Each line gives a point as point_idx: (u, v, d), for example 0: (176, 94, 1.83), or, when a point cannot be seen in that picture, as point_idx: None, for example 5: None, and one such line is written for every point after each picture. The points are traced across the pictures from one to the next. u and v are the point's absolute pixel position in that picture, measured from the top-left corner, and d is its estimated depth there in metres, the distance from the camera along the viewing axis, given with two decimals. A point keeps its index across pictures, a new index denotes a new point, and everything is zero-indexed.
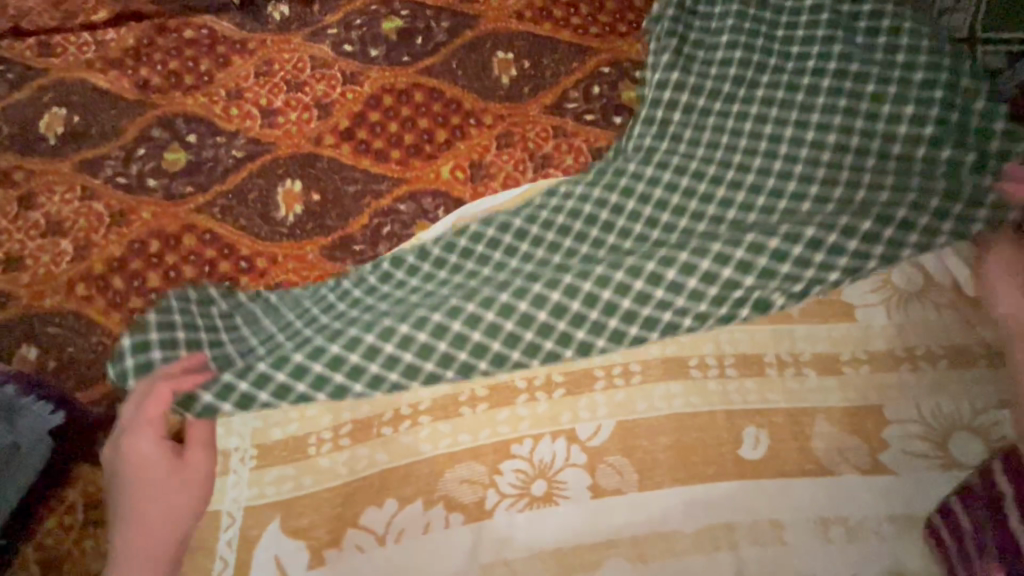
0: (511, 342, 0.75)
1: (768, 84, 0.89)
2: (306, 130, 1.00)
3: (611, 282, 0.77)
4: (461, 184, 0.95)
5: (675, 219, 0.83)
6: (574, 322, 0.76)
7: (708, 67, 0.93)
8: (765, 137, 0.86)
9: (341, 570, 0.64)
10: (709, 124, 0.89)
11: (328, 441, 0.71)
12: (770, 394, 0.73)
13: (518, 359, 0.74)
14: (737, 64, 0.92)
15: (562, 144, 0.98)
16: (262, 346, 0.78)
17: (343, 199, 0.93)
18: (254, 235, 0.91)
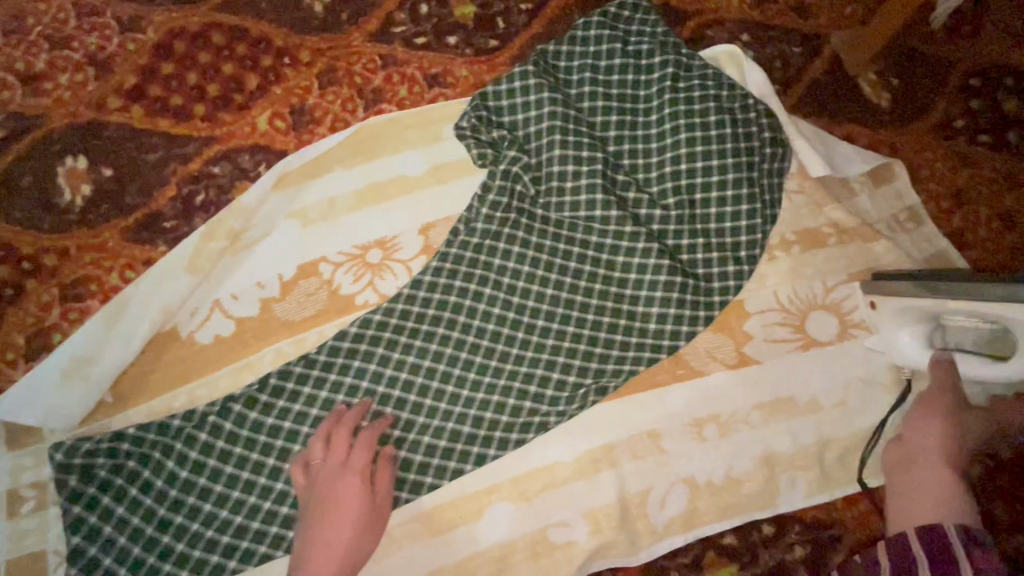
0: (402, 402, 0.71)
1: (620, 111, 0.82)
2: (83, 94, 0.82)
3: (497, 349, 0.73)
4: (282, 135, 0.83)
5: (552, 243, 0.78)
6: (463, 402, 0.71)
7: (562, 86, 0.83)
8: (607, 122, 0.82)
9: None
10: (557, 138, 0.79)
11: (185, 449, 0.68)
12: (655, 314, 0.77)
13: (416, 404, 0.71)
14: (588, 84, 0.83)
15: (393, 74, 0.87)
16: (80, 357, 0.69)
17: (143, 171, 0.80)
18: (36, 227, 0.76)
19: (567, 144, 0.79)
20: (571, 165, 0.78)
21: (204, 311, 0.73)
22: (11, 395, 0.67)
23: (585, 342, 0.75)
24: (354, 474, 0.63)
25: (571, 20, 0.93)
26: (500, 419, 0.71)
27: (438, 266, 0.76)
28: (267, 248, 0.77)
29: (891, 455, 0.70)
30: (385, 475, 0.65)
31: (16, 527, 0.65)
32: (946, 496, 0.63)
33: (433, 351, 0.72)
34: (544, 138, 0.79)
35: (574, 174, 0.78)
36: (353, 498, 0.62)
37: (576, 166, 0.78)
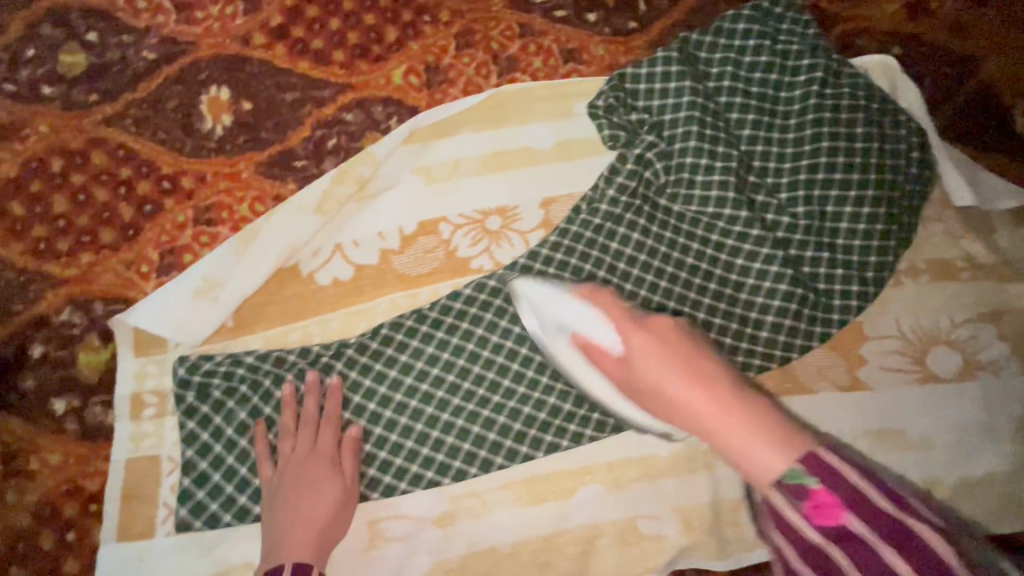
0: (504, 370, 0.70)
1: (759, 111, 0.80)
2: (231, 27, 0.84)
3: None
4: (415, 91, 0.83)
5: (672, 236, 0.77)
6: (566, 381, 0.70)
7: (702, 77, 0.81)
8: (744, 120, 0.80)
9: None
10: (694, 130, 0.77)
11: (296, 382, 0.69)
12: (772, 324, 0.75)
13: (518, 374, 0.70)
14: (731, 79, 0.81)
15: (530, 44, 0.86)
16: (212, 279, 0.72)
17: (279, 109, 0.81)
18: (177, 150, 0.79)
19: (703, 138, 0.77)
20: (706, 159, 0.77)
21: (326, 253, 0.75)
22: (147, 305, 0.71)
23: (691, 336, 0.75)
24: (320, 460, 0.65)
25: (714, 9, 0.90)
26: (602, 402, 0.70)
27: (551, 240, 0.76)
28: (391, 200, 0.77)
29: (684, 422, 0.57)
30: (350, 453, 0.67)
31: (137, 429, 0.68)
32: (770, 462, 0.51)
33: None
34: (680, 127, 0.78)
35: (706, 169, 0.77)
36: (326, 480, 0.65)
37: (711, 160, 0.77)
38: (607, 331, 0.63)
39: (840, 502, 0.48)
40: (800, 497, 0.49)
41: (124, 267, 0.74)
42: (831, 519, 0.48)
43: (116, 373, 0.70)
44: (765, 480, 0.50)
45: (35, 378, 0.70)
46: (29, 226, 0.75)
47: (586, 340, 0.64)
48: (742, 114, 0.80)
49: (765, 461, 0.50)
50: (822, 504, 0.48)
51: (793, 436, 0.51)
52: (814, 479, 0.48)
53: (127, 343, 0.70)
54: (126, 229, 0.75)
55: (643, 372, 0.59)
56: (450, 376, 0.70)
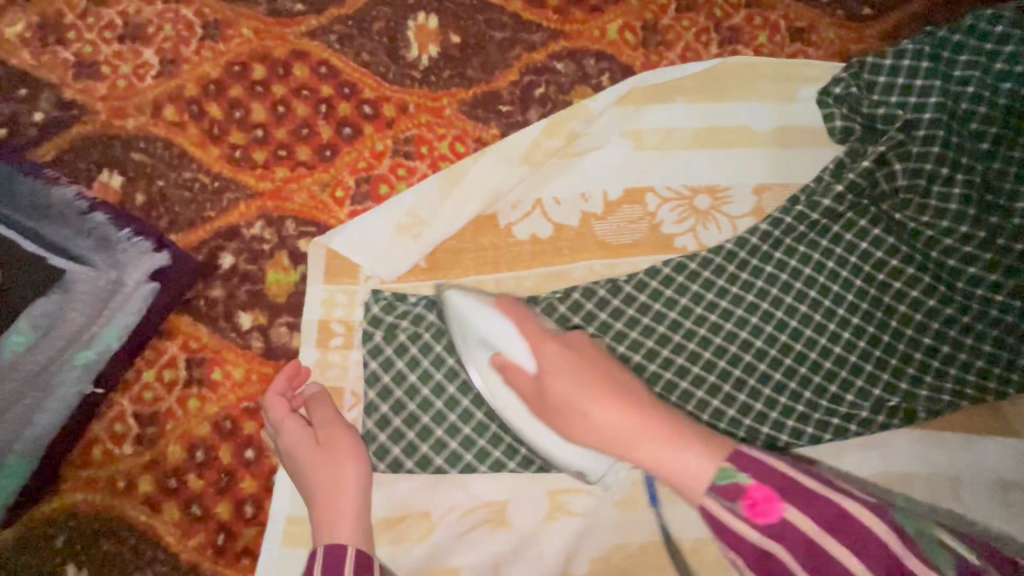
0: (694, 356, 0.68)
1: (1009, 125, 0.73)
2: None
3: (805, 335, 0.69)
4: (630, 49, 0.78)
5: (892, 244, 0.71)
6: (759, 376, 0.68)
7: (948, 77, 0.75)
8: (989, 132, 0.73)
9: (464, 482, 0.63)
10: (941, 134, 0.70)
11: None
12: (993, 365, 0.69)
13: (708, 363, 0.68)
14: (981, 84, 0.74)
15: (756, 16, 0.80)
16: (415, 216, 0.68)
17: (489, 47, 0.77)
18: (381, 75, 0.75)
19: (948, 146, 0.70)
20: (947, 169, 0.70)
21: (526, 206, 0.71)
22: (344, 231, 0.68)
23: (898, 353, 0.69)
24: (298, 436, 0.61)
25: (957, 7, 0.82)
26: (788, 385, 0.68)
27: (760, 228, 0.71)
28: (597, 161, 0.73)
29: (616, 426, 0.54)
30: (328, 412, 0.62)
31: (323, 357, 0.66)
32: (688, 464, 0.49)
33: (738, 317, 0.69)
34: (924, 129, 0.71)
35: (944, 180, 0.70)
36: (315, 458, 0.60)
37: (954, 170, 0.70)
38: (524, 347, 0.59)
39: (773, 494, 0.45)
40: (737, 499, 0.46)
41: (318, 189, 0.71)
42: (772, 515, 0.44)
43: (304, 298, 0.68)
44: (696, 486, 0.48)
45: (224, 288, 0.68)
46: (226, 132, 0.73)
47: (502, 358, 0.60)
48: (987, 125, 0.73)
49: (695, 470, 0.49)
50: (760, 502, 0.45)
51: (707, 442, 0.50)
52: (747, 474, 0.46)
53: (320, 267, 0.68)
54: (323, 149, 0.72)
55: (558, 387, 0.56)
56: (636, 356, 0.67)
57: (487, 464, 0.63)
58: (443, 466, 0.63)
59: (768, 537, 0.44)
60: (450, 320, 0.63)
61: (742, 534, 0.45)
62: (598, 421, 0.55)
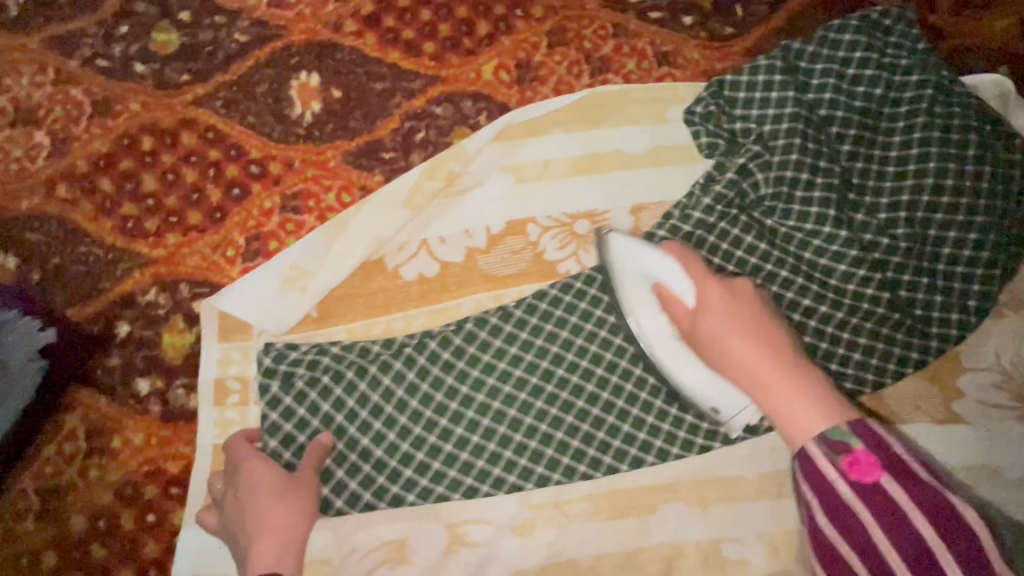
0: (588, 373, 0.69)
1: (861, 127, 0.78)
2: (322, 13, 0.83)
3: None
4: (505, 87, 0.82)
5: (764, 249, 0.74)
6: (650, 388, 0.69)
7: (803, 86, 0.79)
8: (845, 135, 0.78)
9: (370, 514, 0.65)
10: (797, 142, 0.75)
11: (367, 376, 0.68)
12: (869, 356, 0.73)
13: (601, 379, 0.69)
14: (833, 92, 0.79)
15: (623, 45, 0.84)
16: (300, 268, 0.71)
17: (369, 98, 0.80)
18: (266, 135, 0.78)
19: (804, 153, 0.75)
20: (807, 173, 0.75)
21: (412, 248, 0.74)
22: (232, 290, 0.70)
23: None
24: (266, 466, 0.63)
25: (815, 18, 0.87)
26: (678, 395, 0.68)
27: (641, 243, 0.73)
28: (479, 197, 0.76)
29: (746, 362, 0.55)
30: (314, 457, 0.64)
31: (221, 415, 0.68)
32: (793, 402, 0.52)
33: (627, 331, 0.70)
34: (782, 139, 0.75)
35: (805, 184, 0.74)
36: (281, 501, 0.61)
37: (814, 174, 0.75)
38: (684, 277, 0.59)
39: (879, 463, 0.48)
40: (840, 451, 0.49)
41: (210, 251, 0.74)
42: (869, 477, 0.48)
43: (199, 357, 0.70)
44: (795, 434, 0.52)
45: (121, 356, 0.70)
46: (118, 203, 0.75)
47: (663, 286, 0.61)
48: (843, 129, 0.78)
49: (808, 424, 0.51)
50: (860, 462, 0.48)
51: (840, 405, 0.51)
52: (857, 438, 0.49)
53: (212, 327, 0.70)
54: (213, 211, 0.75)
55: (707, 326, 0.57)
56: (531, 380, 0.69)
57: (387, 501, 0.66)
58: (344, 507, 0.65)
59: (852, 492, 0.49)
60: (609, 258, 0.65)
61: (832, 484, 0.49)
62: (730, 356, 0.56)
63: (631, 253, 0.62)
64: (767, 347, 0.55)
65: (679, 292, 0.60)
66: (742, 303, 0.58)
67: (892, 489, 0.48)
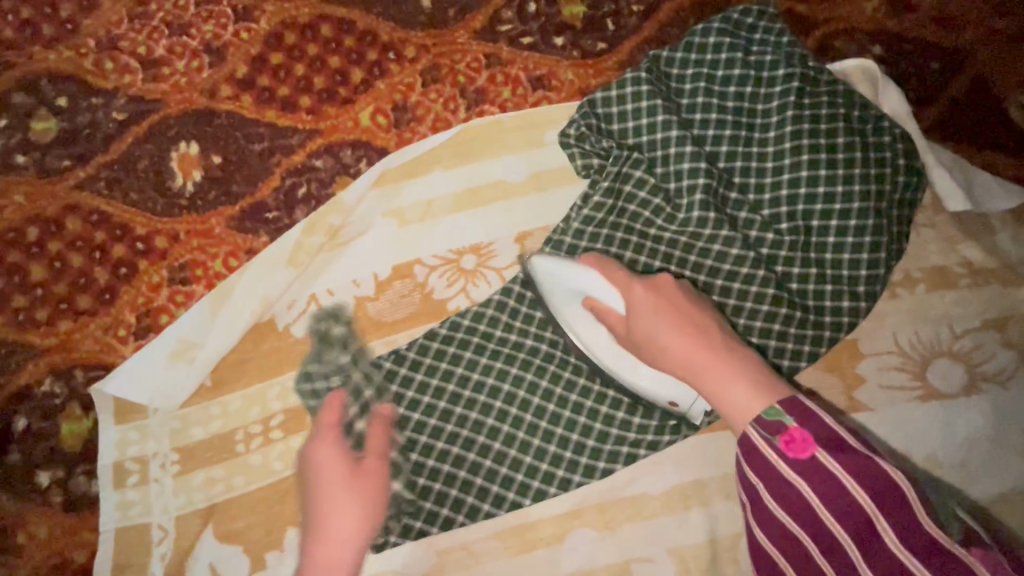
0: (488, 409, 0.69)
1: (736, 124, 0.77)
2: (198, 81, 0.84)
3: (586, 367, 0.70)
4: (383, 131, 0.83)
5: (647, 260, 0.75)
6: (550, 415, 0.69)
7: (676, 92, 0.79)
8: (721, 136, 0.77)
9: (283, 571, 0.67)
10: (669, 150, 0.75)
11: (257, 437, 0.70)
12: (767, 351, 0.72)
13: (502, 412, 0.69)
14: (706, 93, 0.78)
15: (497, 75, 0.85)
16: (187, 341, 0.72)
17: (249, 160, 0.81)
18: (149, 210, 0.79)
19: (681, 160, 0.75)
20: (685, 181, 0.75)
21: (301, 304, 0.74)
22: (123, 372, 0.71)
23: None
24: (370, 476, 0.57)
25: (684, 24, 0.88)
26: (579, 420, 0.69)
27: (526, 271, 0.73)
28: (364, 244, 0.76)
29: (680, 360, 0.58)
30: (383, 444, 0.61)
31: (122, 498, 0.68)
32: (743, 389, 0.54)
33: (523, 360, 0.70)
34: (657, 149, 0.76)
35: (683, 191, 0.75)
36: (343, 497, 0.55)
37: (687, 180, 0.75)
38: (609, 290, 0.62)
39: (813, 440, 0.49)
40: (777, 432, 0.51)
41: (103, 332, 0.74)
42: (804, 453, 0.49)
43: (98, 441, 0.70)
44: (741, 418, 0.53)
45: (20, 451, 0.70)
46: (8, 298, 0.76)
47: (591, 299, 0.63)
48: (719, 129, 0.77)
49: (743, 401, 0.53)
50: (796, 439, 0.50)
51: (764, 379, 0.54)
52: (791, 417, 0.50)
53: (108, 411, 0.70)
54: (102, 293, 0.76)
55: (643, 328, 0.60)
56: (432, 421, 0.69)
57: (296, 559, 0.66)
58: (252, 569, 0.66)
59: (795, 471, 0.50)
60: (536, 280, 0.67)
61: (775, 463, 0.50)
62: (666, 355, 0.59)
63: (548, 276, 0.65)
64: (699, 336, 0.58)
65: (611, 300, 0.62)
66: (667, 296, 0.60)
67: (826, 466, 0.49)
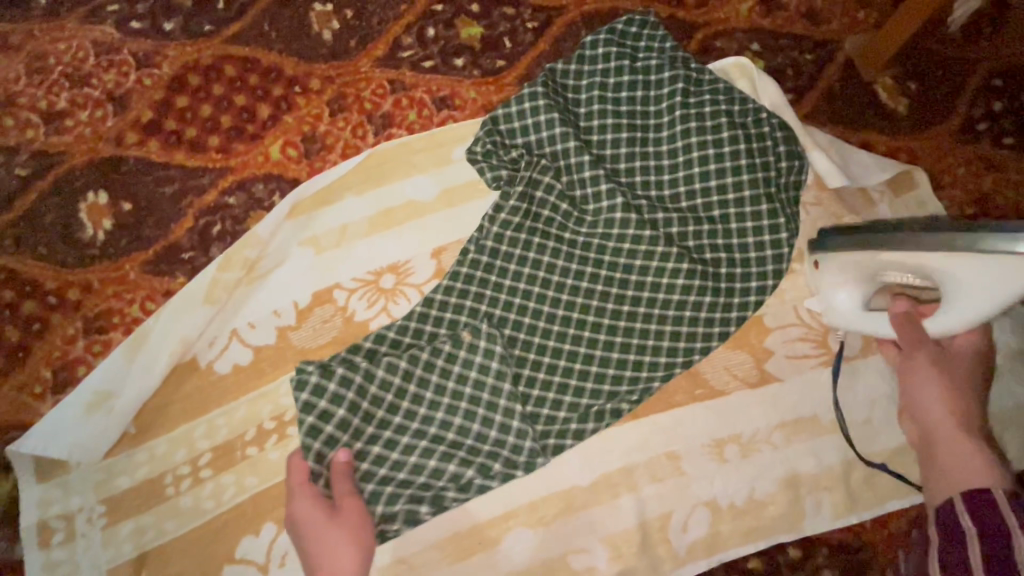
0: (420, 421, 0.70)
1: (631, 129, 0.81)
2: (102, 130, 0.84)
3: (513, 369, 0.72)
4: (295, 163, 0.85)
5: (565, 264, 0.76)
6: (477, 414, 0.70)
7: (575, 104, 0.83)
8: (619, 142, 0.81)
9: None
10: (570, 161, 0.79)
11: (186, 479, 0.69)
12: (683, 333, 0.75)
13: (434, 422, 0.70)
14: (601, 103, 0.82)
15: (402, 99, 0.88)
16: (105, 390, 0.71)
17: (161, 203, 0.82)
18: (59, 262, 0.78)
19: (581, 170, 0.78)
20: (590, 188, 0.78)
21: (222, 340, 0.74)
22: (38, 430, 0.69)
23: (596, 358, 0.73)
24: (308, 501, 0.62)
25: (577, 36, 0.92)
26: (509, 421, 0.70)
27: (446, 283, 0.75)
28: (281, 276, 0.77)
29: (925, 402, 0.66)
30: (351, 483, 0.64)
31: (47, 558, 0.67)
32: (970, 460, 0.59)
33: (453, 368, 0.71)
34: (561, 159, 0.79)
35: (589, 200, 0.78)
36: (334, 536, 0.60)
37: (589, 188, 0.78)
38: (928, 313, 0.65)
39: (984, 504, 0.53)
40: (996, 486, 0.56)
41: (17, 391, 0.73)
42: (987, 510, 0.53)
43: (18, 503, 0.68)
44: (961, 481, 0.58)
45: None
46: None
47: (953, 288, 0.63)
48: (617, 136, 0.81)
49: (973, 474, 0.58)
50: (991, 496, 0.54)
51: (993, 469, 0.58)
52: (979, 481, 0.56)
53: (26, 471, 0.69)
54: (14, 351, 0.74)
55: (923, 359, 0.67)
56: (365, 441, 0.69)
57: None
58: None
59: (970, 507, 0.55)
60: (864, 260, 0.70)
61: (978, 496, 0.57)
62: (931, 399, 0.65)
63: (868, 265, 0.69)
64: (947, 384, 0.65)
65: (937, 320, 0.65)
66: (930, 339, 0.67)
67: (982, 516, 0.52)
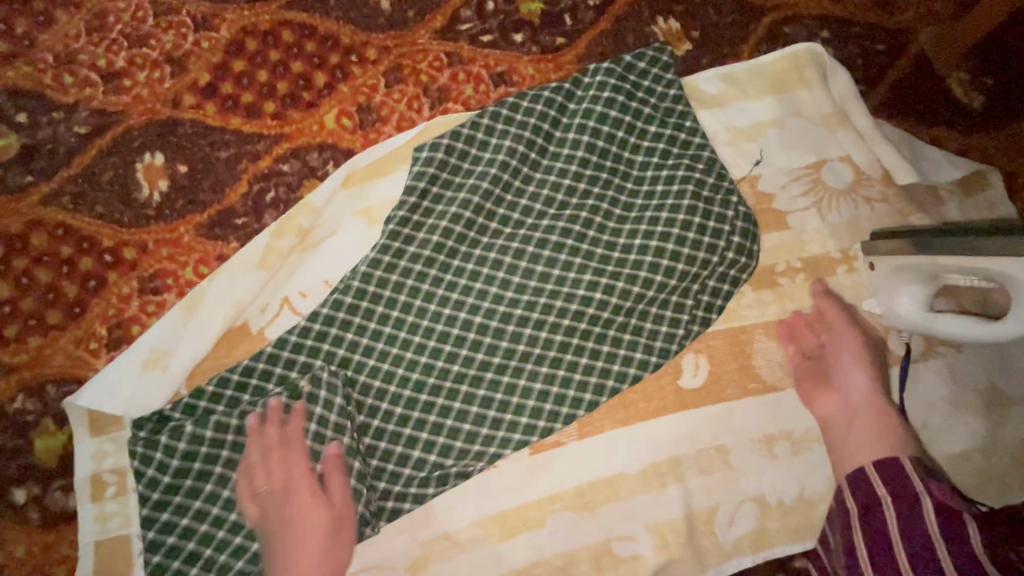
0: (471, 397, 0.70)
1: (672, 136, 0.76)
2: (160, 92, 0.84)
3: (551, 373, 0.71)
4: (349, 133, 0.84)
5: (593, 280, 0.72)
6: (536, 396, 0.70)
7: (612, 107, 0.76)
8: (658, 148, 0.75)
9: None
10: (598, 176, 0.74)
11: None
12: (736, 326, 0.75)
13: (484, 399, 0.70)
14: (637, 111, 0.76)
15: (459, 73, 0.86)
16: (159, 349, 0.72)
17: (216, 167, 0.81)
18: (116, 222, 0.79)
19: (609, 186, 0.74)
20: (619, 208, 0.74)
21: (274, 307, 0.74)
22: (94, 385, 0.70)
23: (593, 337, 0.71)
24: (303, 490, 0.66)
25: (641, 14, 0.89)
26: (561, 410, 0.70)
27: (422, 254, 0.72)
28: (333, 246, 0.77)
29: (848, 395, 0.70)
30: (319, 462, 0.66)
31: (100, 510, 0.68)
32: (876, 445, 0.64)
33: (498, 350, 0.70)
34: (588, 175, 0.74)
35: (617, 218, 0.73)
36: (310, 503, 0.65)
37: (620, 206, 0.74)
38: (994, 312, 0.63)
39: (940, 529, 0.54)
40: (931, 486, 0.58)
41: (74, 346, 0.74)
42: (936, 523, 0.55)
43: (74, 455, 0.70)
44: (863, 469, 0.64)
45: None
46: None
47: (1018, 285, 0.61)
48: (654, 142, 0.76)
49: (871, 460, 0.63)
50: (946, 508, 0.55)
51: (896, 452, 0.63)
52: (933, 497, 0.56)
53: (82, 425, 0.70)
54: (71, 307, 0.75)
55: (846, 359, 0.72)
56: (415, 413, 0.69)
57: None
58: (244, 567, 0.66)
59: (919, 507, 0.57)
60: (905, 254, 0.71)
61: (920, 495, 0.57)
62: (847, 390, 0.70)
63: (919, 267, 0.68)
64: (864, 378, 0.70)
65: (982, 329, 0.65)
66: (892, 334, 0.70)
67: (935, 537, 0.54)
